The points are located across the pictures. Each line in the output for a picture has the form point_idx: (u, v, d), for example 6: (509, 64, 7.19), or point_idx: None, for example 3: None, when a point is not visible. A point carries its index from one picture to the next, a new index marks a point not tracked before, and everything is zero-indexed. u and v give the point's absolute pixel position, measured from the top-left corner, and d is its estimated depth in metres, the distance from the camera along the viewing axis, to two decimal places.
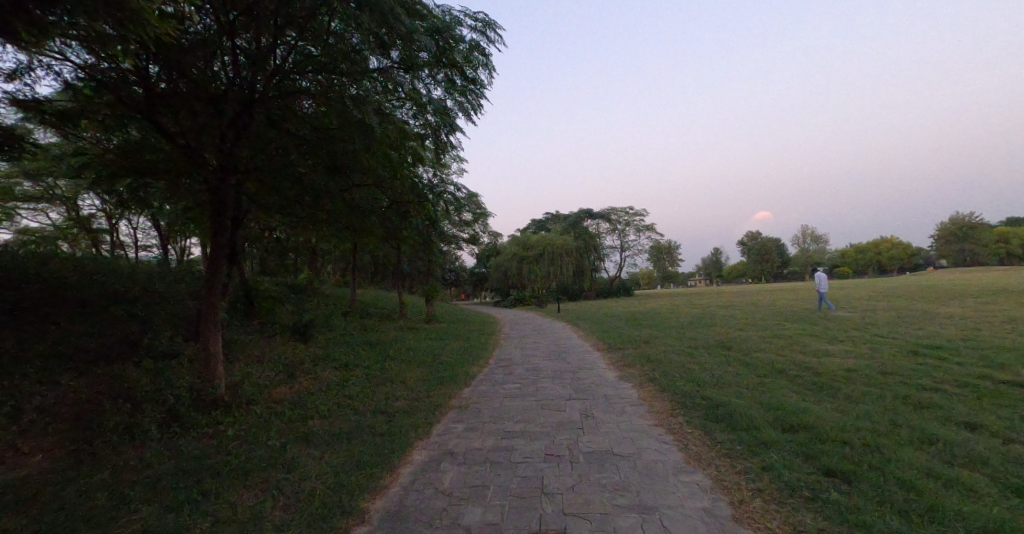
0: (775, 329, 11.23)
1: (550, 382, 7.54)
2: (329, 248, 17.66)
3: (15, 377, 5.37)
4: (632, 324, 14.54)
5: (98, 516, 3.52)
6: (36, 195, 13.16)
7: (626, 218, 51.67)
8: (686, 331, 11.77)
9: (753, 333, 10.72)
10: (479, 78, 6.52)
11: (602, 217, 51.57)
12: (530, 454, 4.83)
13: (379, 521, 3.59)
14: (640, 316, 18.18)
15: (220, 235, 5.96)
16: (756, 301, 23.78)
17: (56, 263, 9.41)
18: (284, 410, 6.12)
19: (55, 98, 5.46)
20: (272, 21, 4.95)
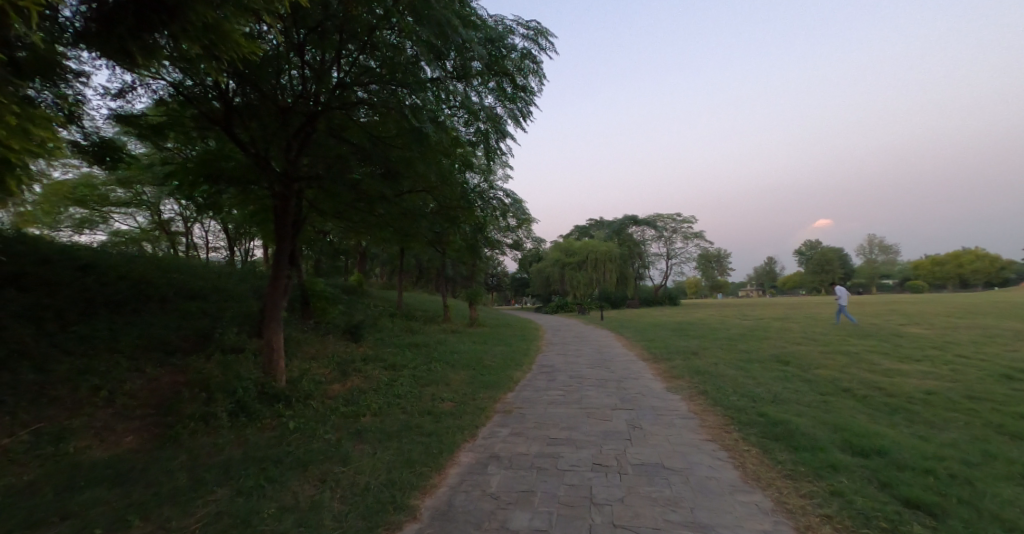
0: (840, 344, 10.56)
1: (594, 390, 7.49)
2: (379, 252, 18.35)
3: (111, 363, 5.97)
4: (680, 335, 14.10)
5: (178, 497, 3.83)
6: (127, 201, 14.54)
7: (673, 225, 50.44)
8: (738, 344, 11.31)
9: (815, 348, 10.14)
10: (529, 85, 6.56)
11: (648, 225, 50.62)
12: (576, 462, 4.82)
13: (430, 519, 3.69)
14: (689, 326, 17.63)
15: (282, 239, 6.32)
16: (818, 315, 22.43)
17: (141, 261, 10.36)
18: (338, 406, 6.41)
19: (148, 112, 6.03)
20: (338, 36, 5.28)
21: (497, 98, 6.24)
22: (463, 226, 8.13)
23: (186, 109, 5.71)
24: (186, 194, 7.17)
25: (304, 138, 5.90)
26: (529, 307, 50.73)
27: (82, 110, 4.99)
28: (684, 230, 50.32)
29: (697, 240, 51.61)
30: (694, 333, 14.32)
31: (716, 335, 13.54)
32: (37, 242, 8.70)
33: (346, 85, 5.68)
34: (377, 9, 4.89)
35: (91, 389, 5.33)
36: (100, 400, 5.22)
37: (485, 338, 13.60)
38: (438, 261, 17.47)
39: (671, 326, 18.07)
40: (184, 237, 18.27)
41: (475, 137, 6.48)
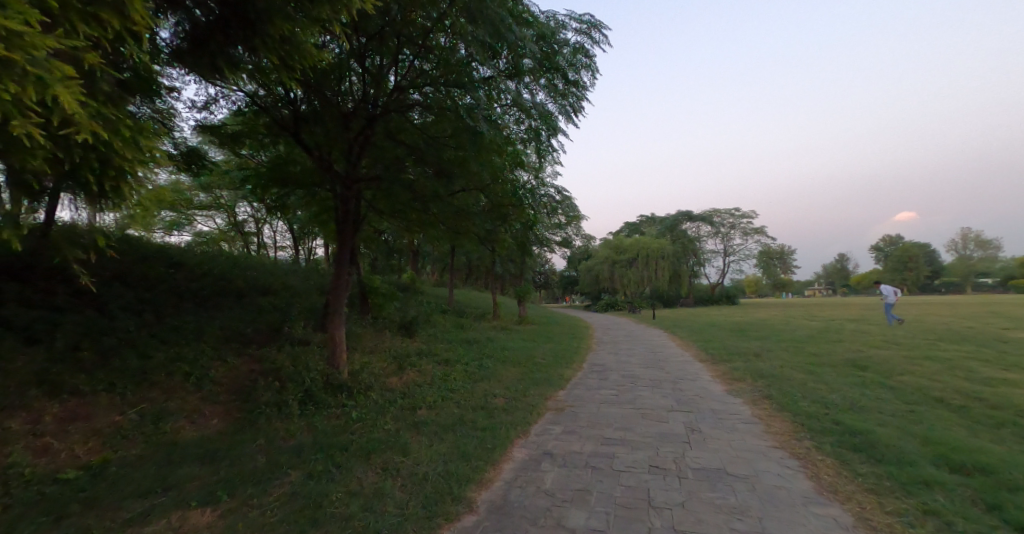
0: (932, 350, 9.56)
1: (648, 391, 7.31)
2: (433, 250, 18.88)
3: (198, 351, 6.56)
4: (741, 335, 13.39)
5: (258, 477, 4.14)
6: (208, 204, 15.89)
7: (731, 220, 48.17)
8: (808, 346, 10.59)
9: (899, 353, 9.26)
10: (581, 79, 6.47)
11: (703, 221, 48.58)
12: (632, 463, 4.72)
13: (487, 512, 3.75)
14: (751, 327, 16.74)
15: (345, 238, 6.61)
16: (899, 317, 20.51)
17: (221, 259, 11.29)
18: (396, 398, 6.66)
19: (226, 122, 6.55)
20: (395, 41, 5.50)
21: (548, 95, 6.19)
22: (514, 225, 8.13)
23: (260, 117, 6.15)
24: (258, 197, 7.71)
25: (364, 141, 6.16)
26: (577, 306, 50.07)
27: (173, 122, 5.50)
28: (744, 226, 47.97)
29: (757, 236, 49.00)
30: (756, 334, 13.57)
31: (782, 337, 12.73)
32: (137, 241, 9.76)
33: (403, 88, 5.88)
34: (433, 13, 5.07)
35: (183, 375, 5.90)
36: (189, 386, 5.75)
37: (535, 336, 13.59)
38: (488, 258, 17.67)
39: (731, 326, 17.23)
40: (256, 237, 19.69)
41: (526, 134, 6.48)
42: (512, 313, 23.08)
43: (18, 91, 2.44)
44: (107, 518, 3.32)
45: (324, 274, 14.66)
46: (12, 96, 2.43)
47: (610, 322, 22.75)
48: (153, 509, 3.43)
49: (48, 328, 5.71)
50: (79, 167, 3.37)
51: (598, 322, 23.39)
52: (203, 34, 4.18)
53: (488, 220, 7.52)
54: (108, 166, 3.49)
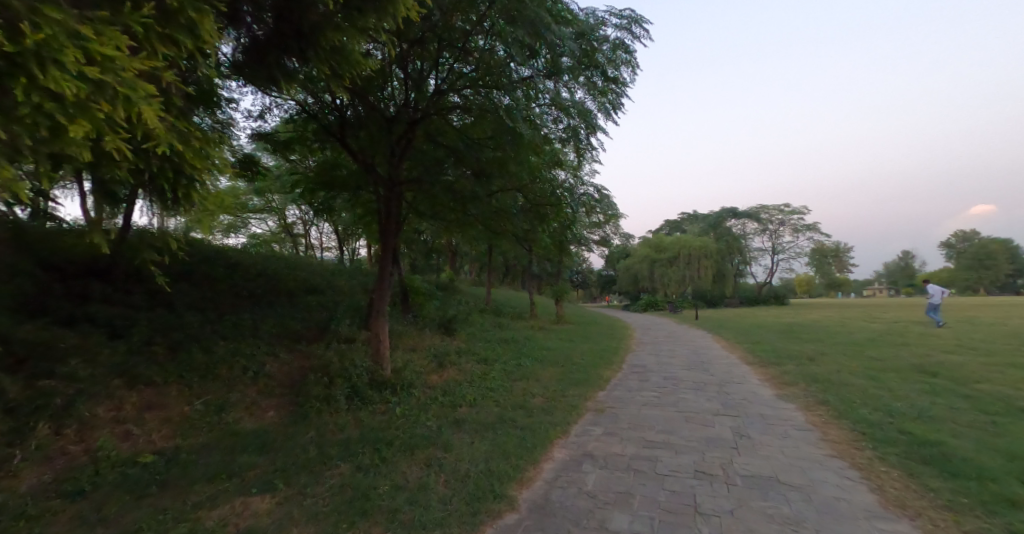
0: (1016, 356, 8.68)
1: (692, 393, 7.10)
2: (471, 250, 19.12)
3: (254, 347, 6.97)
4: (792, 337, 12.72)
5: (311, 467, 4.36)
6: (261, 208, 16.88)
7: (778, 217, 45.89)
8: (868, 350, 9.91)
9: (977, 359, 8.47)
10: (621, 76, 6.35)
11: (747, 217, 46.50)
12: (677, 467, 4.60)
13: (529, 511, 3.78)
14: (802, 329, 15.86)
15: (388, 239, 6.77)
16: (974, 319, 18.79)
17: (273, 261, 11.95)
18: (437, 396, 6.82)
19: (278, 129, 6.91)
20: (435, 45, 5.64)
21: (587, 93, 6.11)
22: (553, 225, 8.09)
23: (309, 124, 6.46)
24: (307, 200, 8.09)
25: (406, 143, 6.34)
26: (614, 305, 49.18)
27: (231, 131, 5.86)
28: (793, 223, 45.71)
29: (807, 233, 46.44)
30: (809, 337, 12.86)
31: (838, 339, 11.98)
32: (200, 243, 10.49)
33: (443, 92, 6.02)
34: (473, 16, 5.21)
35: (242, 369, 6.29)
36: (247, 380, 6.13)
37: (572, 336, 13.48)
38: (525, 258, 17.75)
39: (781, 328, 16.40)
40: (303, 239, 20.71)
41: (564, 133, 6.34)
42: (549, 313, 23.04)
43: (110, 109, 2.74)
44: (180, 500, 3.60)
45: (367, 274, 15.20)
46: (103, 113, 2.74)
47: (649, 322, 22.27)
48: (219, 494, 3.69)
49: (126, 324, 6.24)
50: (157, 176, 3.72)
51: (637, 322, 22.87)
52: (262, 47, 4.51)
53: (526, 220, 7.52)
54: (180, 176, 3.82)
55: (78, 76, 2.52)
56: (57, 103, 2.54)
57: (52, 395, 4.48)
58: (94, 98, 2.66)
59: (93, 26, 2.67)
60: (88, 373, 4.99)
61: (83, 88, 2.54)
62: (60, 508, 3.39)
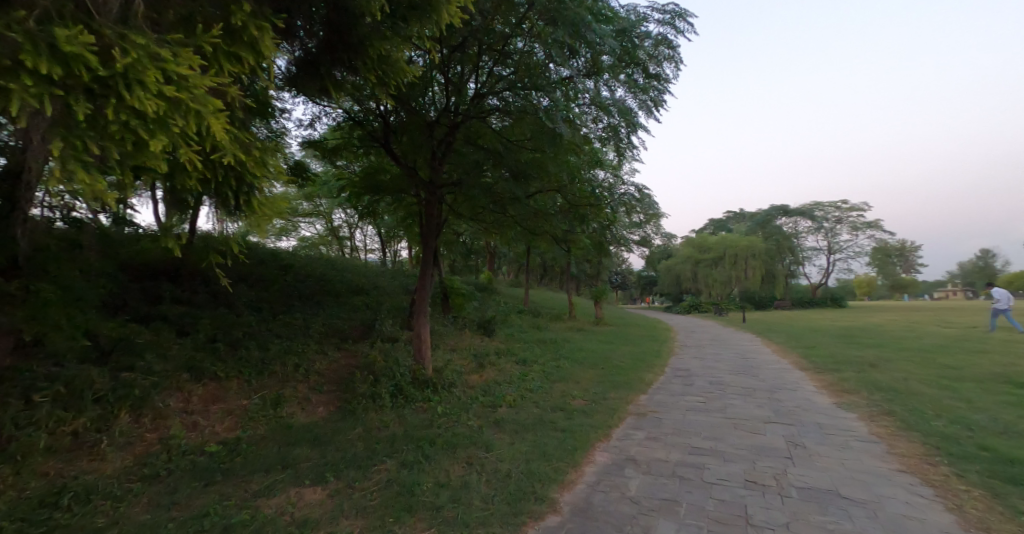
0: None
1: (739, 399, 6.81)
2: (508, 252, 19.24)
3: (305, 345, 7.32)
4: (851, 343, 11.92)
5: (359, 461, 4.53)
6: (310, 212, 17.77)
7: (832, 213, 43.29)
8: (940, 358, 9.11)
9: None
10: (663, 72, 6.19)
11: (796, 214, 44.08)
12: (725, 476, 4.41)
13: (571, 514, 3.75)
14: (862, 333, 14.82)
15: (429, 240, 6.89)
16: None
17: (321, 262, 12.53)
18: (477, 395, 6.91)
19: (326, 136, 7.23)
20: (475, 49, 5.75)
21: (628, 91, 5.95)
22: (592, 226, 7.98)
23: (355, 129, 6.74)
24: (352, 205, 8.42)
25: (446, 147, 6.48)
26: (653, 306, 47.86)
27: (284, 139, 6.19)
28: (848, 219, 43.04)
29: (864, 230, 43.42)
30: (871, 342, 12.00)
31: (905, 345, 11.10)
32: (256, 246, 11.17)
33: (482, 95, 6.10)
34: (512, 19, 5.34)
35: (293, 365, 6.63)
36: (299, 376, 6.45)
37: (611, 337, 13.28)
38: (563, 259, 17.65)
39: (837, 332, 15.41)
40: (348, 241, 21.61)
41: (605, 133, 6.23)
42: (587, 314, 22.83)
43: (184, 123, 2.97)
44: (241, 488, 3.84)
45: (408, 275, 15.64)
46: (178, 128, 2.97)
47: (692, 325, 21.58)
48: (276, 484, 3.91)
49: (192, 322, 6.73)
50: (222, 184, 3.99)
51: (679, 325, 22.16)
52: (315, 60, 4.76)
53: (565, 221, 7.47)
54: (242, 184, 4.07)
55: (156, 94, 2.75)
56: (140, 121, 2.78)
57: (131, 386, 4.90)
58: (171, 115, 2.90)
59: (169, 49, 2.91)
60: (160, 367, 5.42)
61: (162, 106, 2.77)
62: (140, 490, 3.71)
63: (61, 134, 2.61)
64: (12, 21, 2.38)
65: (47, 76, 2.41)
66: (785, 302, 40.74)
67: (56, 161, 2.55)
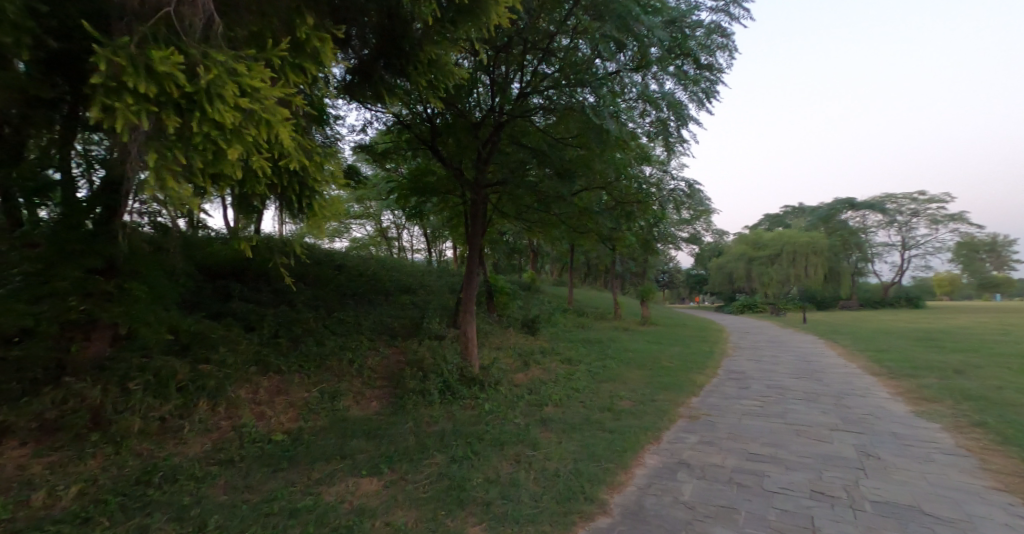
0: None
1: (801, 405, 6.42)
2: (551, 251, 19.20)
3: (358, 341, 7.65)
4: (931, 346, 10.86)
5: (411, 455, 4.68)
6: (361, 214, 18.63)
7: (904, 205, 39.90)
8: None
9: None
10: (716, 62, 5.94)
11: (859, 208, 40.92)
12: (788, 485, 4.17)
13: (621, 516, 3.68)
14: (944, 336, 13.49)
15: (475, 240, 6.96)
16: None
17: (371, 262, 13.08)
18: (524, 394, 6.94)
19: (377, 141, 7.53)
20: (520, 48, 5.80)
21: (678, 83, 5.74)
22: (639, 223, 7.77)
23: (404, 133, 6.99)
24: (401, 206, 8.71)
25: (490, 147, 6.52)
26: (702, 306, 45.82)
27: (339, 145, 6.50)
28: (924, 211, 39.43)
29: (942, 223, 39.59)
30: (956, 346, 10.87)
31: (1000, 350, 9.94)
32: (313, 247, 11.83)
33: (526, 94, 6.09)
34: (557, 16, 5.38)
35: (349, 361, 6.94)
36: (353, 371, 6.76)
37: (659, 337, 12.88)
38: (608, 257, 17.40)
39: (914, 335, 14.10)
40: (396, 241, 22.44)
41: (653, 128, 6.04)
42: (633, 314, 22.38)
43: (257, 132, 3.18)
44: (305, 476, 4.08)
45: (453, 274, 16.00)
46: (251, 137, 3.18)
47: (745, 325, 20.57)
48: (337, 473, 4.12)
49: (258, 318, 7.22)
50: (287, 188, 4.23)
51: (733, 325, 21.08)
52: (368, 67, 4.94)
53: (611, 219, 7.33)
54: (305, 187, 4.29)
55: (233, 105, 2.95)
56: (219, 131, 2.99)
57: (208, 377, 5.32)
58: (245, 125, 3.09)
59: (244, 63, 3.12)
60: (231, 360, 5.85)
61: (238, 117, 2.98)
62: (218, 473, 4.02)
63: (153, 146, 2.86)
64: (116, 46, 2.65)
65: (143, 93, 2.65)
66: (849, 302, 37.78)
67: (150, 171, 2.80)
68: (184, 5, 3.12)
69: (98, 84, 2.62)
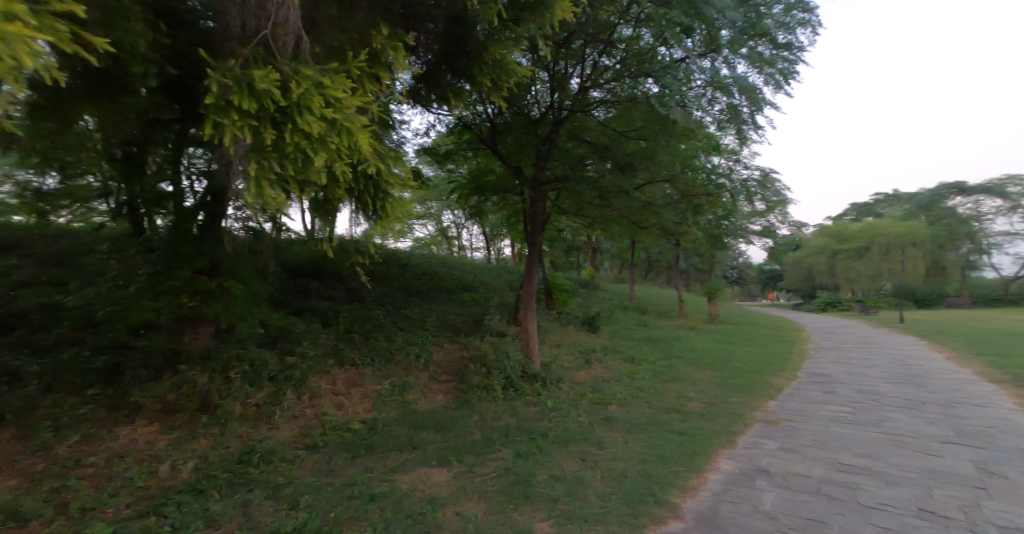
0: None
1: (899, 414, 5.78)
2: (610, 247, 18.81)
3: (423, 337, 7.95)
4: None
5: (478, 448, 4.79)
6: (424, 214, 19.42)
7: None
8: None
9: None
10: (795, 41, 5.52)
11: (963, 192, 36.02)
12: (888, 501, 3.76)
13: (696, 521, 3.52)
14: None
15: (535, 237, 7.00)
16: None
17: (434, 261, 13.56)
18: (586, 392, 6.87)
19: (439, 143, 7.79)
20: (580, 42, 5.77)
21: (752, 66, 5.38)
22: (706, 216, 7.38)
23: (466, 134, 7.18)
24: (462, 206, 8.94)
25: (550, 144, 6.43)
26: (773, 305, 42.63)
27: (404, 148, 6.80)
28: None
29: None
30: None
31: None
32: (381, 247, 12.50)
33: (586, 88, 6.07)
34: (620, 6, 5.35)
35: (415, 356, 7.24)
36: (420, 365, 7.05)
37: (729, 337, 12.17)
38: (671, 253, 16.74)
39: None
40: (456, 240, 23.15)
41: (724, 116, 5.72)
42: (700, 312, 21.27)
43: (339, 140, 3.38)
44: (381, 463, 4.31)
45: (512, 272, 16.17)
46: (334, 145, 3.39)
47: (827, 325, 18.81)
48: (409, 463, 4.31)
49: (334, 314, 7.74)
50: (363, 191, 4.47)
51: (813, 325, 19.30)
52: (435, 71, 5.12)
53: (677, 213, 7.01)
54: (379, 189, 4.52)
55: (319, 116, 3.17)
56: (306, 141, 3.22)
57: (293, 368, 5.79)
58: (328, 133, 3.30)
59: (328, 77, 3.34)
60: (313, 353, 6.33)
61: (323, 126, 3.18)
62: (305, 456, 4.37)
63: (253, 157, 3.15)
64: (224, 70, 2.96)
65: (245, 109, 2.94)
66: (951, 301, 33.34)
67: (250, 180, 3.09)
68: (279, 27, 3.39)
69: (210, 104, 2.95)
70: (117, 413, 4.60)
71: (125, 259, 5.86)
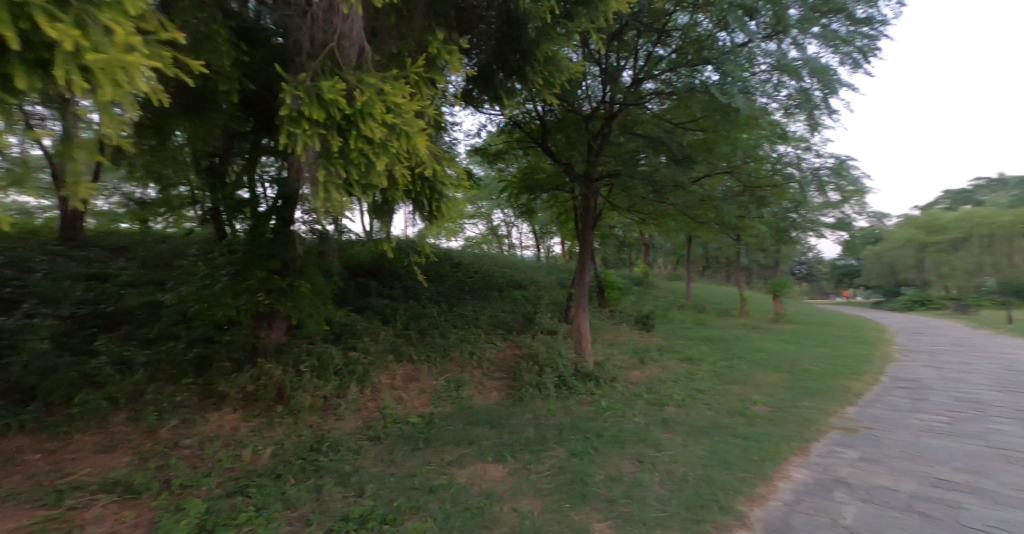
0: None
1: (1007, 426, 5.11)
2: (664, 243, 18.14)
3: (475, 335, 8.09)
4: None
5: (533, 446, 4.81)
6: (475, 213, 19.77)
7: None
8: None
9: None
10: (875, 14, 5.02)
11: None
12: (996, 522, 3.33)
13: (765, 531, 3.31)
14: None
15: (586, 234, 6.90)
16: None
17: (485, 260, 13.75)
18: (642, 392, 6.68)
19: (489, 143, 7.89)
20: (633, 33, 5.62)
21: (825, 45, 4.96)
22: (771, 208, 6.91)
23: (516, 133, 7.22)
24: (512, 205, 9.00)
25: (602, 139, 6.33)
26: (845, 303, 39.18)
27: (457, 149, 6.95)
28: None
29: None
30: None
31: None
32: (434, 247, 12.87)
33: (639, 80, 5.93)
34: None
35: (468, 353, 7.38)
36: (473, 362, 7.18)
37: (797, 337, 11.33)
38: (730, 248, 15.86)
39: None
40: (506, 238, 23.37)
41: (792, 101, 5.32)
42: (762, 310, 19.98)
43: (399, 145, 3.49)
44: (439, 456, 4.44)
45: (561, 269, 16.05)
46: (395, 150, 3.50)
47: (913, 326, 16.96)
48: (466, 457, 4.40)
49: (391, 312, 8.07)
50: (420, 193, 4.60)
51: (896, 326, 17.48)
52: (487, 72, 5.17)
53: (738, 206, 6.62)
54: (435, 191, 4.63)
55: (380, 122, 3.29)
56: (369, 146, 3.36)
57: (356, 363, 6.10)
58: (389, 138, 3.42)
59: (388, 84, 3.47)
60: (373, 349, 6.64)
61: (384, 132, 3.31)
62: (369, 447, 4.59)
63: (321, 164, 3.35)
64: (296, 82, 3.19)
65: (315, 119, 3.15)
66: None
67: (319, 184, 3.29)
68: (344, 39, 3.58)
69: (285, 115, 3.18)
70: (207, 400, 5.09)
71: (210, 261, 6.46)
